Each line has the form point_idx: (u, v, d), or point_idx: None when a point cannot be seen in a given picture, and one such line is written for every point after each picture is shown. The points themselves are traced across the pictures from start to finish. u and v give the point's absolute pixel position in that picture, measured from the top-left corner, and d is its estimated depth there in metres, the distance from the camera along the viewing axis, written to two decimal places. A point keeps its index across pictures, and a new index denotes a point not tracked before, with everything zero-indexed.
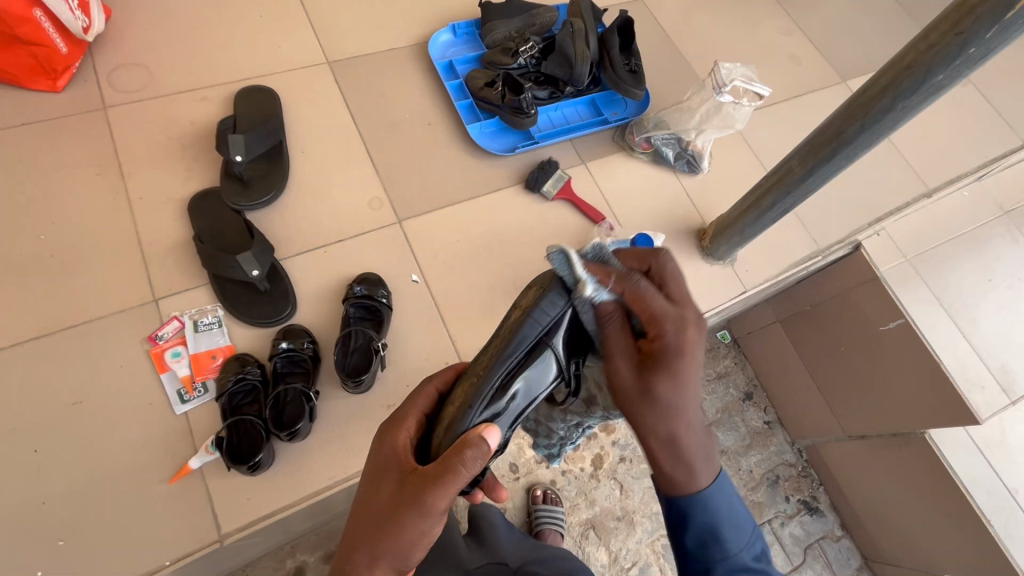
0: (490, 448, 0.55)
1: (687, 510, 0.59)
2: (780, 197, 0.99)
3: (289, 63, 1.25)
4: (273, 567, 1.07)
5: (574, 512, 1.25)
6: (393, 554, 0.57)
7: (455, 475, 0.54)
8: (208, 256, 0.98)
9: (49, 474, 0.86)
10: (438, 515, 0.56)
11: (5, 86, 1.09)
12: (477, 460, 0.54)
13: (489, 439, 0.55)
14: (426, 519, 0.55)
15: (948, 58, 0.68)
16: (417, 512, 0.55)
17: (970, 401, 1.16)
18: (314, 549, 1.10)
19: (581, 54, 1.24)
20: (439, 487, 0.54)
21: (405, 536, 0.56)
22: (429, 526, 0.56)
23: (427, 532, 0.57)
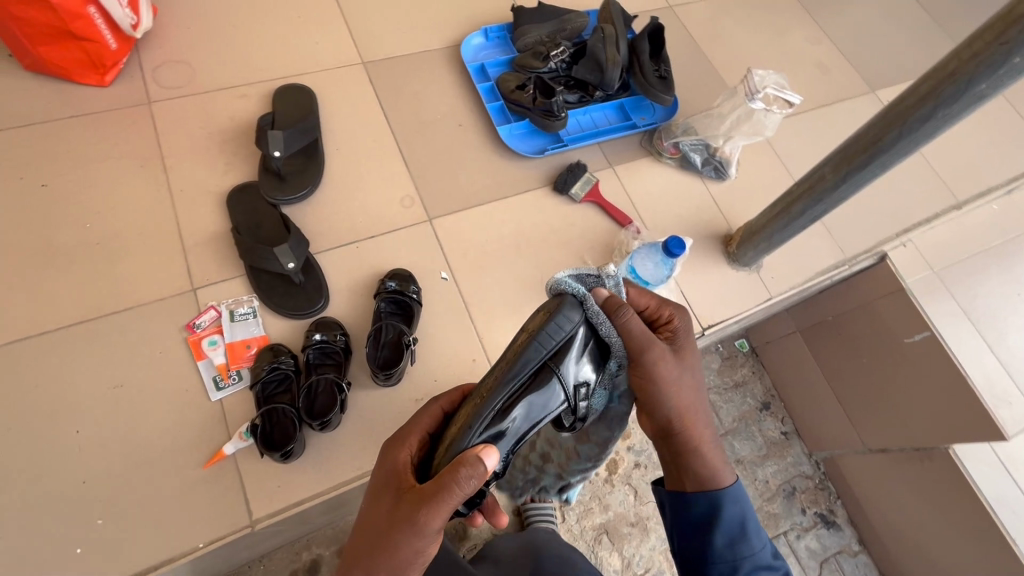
0: (485, 468, 0.56)
1: (719, 500, 0.69)
2: (811, 204, 1.00)
3: (326, 63, 1.28)
4: (290, 559, 1.09)
5: (587, 517, 1.25)
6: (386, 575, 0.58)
7: (448, 494, 0.55)
8: (246, 248, 1.01)
9: (88, 455, 0.88)
10: (432, 533, 0.57)
11: (56, 80, 1.13)
12: (472, 477, 0.55)
13: (487, 460, 0.56)
14: (419, 538, 0.57)
15: (991, 68, 0.68)
16: (410, 530, 0.56)
17: (996, 415, 1.16)
18: (329, 543, 1.11)
19: (612, 59, 1.25)
20: (432, 505, 0.56)
21: (400, 553, 0.57)
22: (423, 546, 0.57)
23: (421, 551, 0.58)
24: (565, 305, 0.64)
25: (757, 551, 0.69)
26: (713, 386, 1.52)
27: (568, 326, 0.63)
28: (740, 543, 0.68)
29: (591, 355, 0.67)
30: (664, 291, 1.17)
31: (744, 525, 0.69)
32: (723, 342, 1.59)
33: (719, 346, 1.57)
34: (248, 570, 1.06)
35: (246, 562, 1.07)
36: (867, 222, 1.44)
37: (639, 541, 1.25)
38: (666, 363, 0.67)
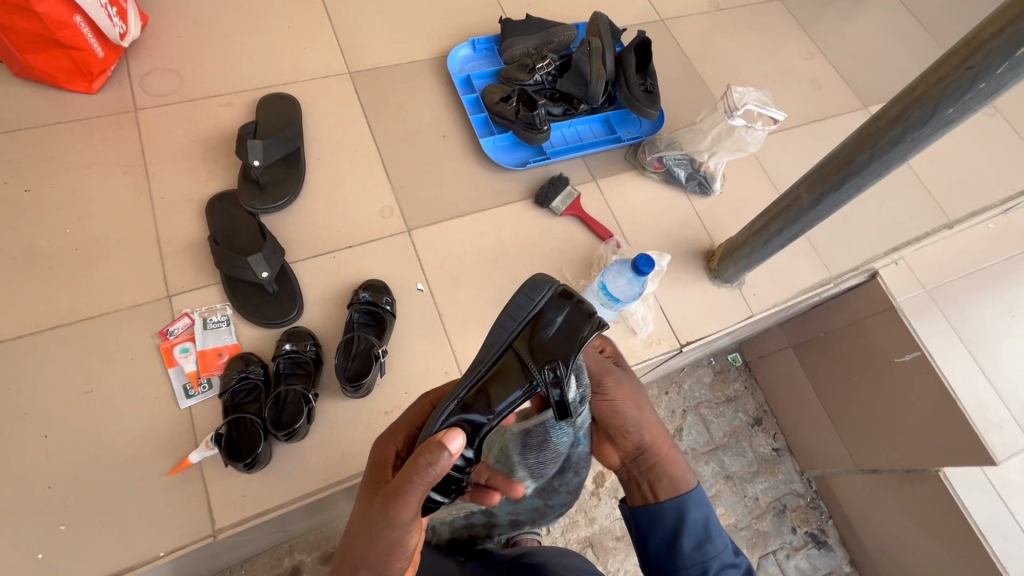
0: (448, 454, 0.55)
1: (683, 505, 0.69)
2: (788, 223, 0.99)
3: (312, 72, 1.29)
4: (270, 565, 1.08)
5: (572, 529, 1.23)
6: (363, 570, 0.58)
7: (413, 484, 0.56)
8: (219, 256, 1.01)
9: (56, 460, 0.89)
10: (404, 526, 0.57)
11: (45, 87, 1.15)
12: (431, 465, 0.55)
13: (450, 446, 0.56)
14: (390, 531, 0.57)
15: (958, 92, 0.67)
16: (382, 523, 0.57)
17: (987, 442, 1.12)
18: (312, 550, 1.11)
19: (597, 72, 1.25)
20: (397, 496, 0.56)
21: (376, 545, 0.58)
22: (395, 539, 0.57)
23: (398, 542, 0.58)
24: (523, 291, 0.67)
25: (721, 550, 0.67)
26: (705, 401, 1.50)
27: (530, 307, 0.66)
28: (707, 544, 0.68)
29: (561, 335, 0.65)
30: (641, 307, 1.16)
31: (708, 526, 0.69)
32: (714, 356, 1.58)
33: (710, 360, 1.56)
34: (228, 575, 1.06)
35: (228, 566, 1.07)
36: (856, 240, 1.42)
37: (624, 556, 1.24)
38: (625, 383, 0.76)
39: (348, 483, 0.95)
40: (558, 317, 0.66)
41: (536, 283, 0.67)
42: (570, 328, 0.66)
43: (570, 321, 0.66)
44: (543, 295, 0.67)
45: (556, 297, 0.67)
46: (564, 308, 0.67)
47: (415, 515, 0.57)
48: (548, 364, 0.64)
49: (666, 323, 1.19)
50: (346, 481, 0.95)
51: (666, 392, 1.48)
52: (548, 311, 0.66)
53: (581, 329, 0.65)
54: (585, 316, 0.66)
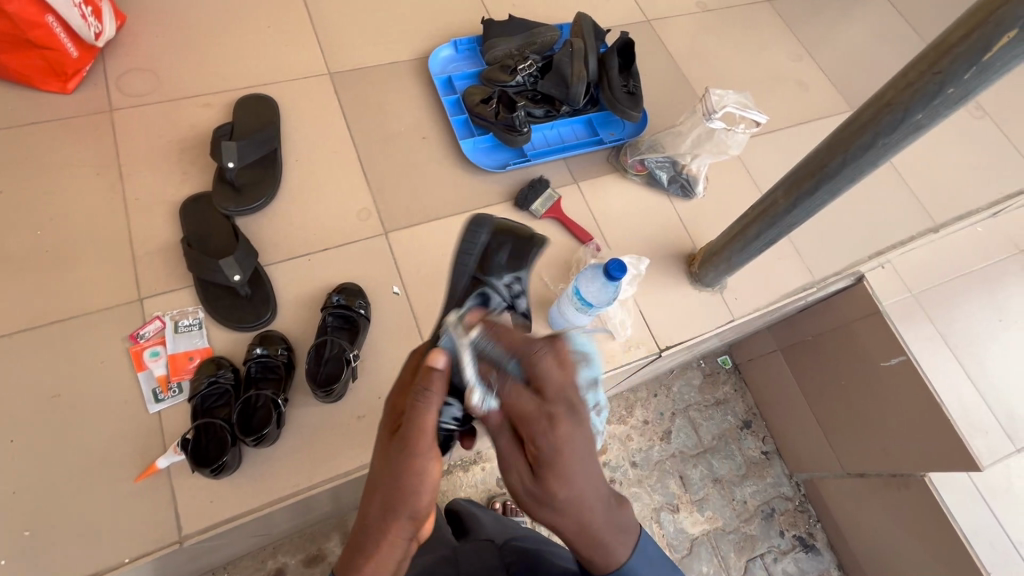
0: (439, 371, 0.55)
1: None
2: (765, 228, 0.98)
3: (291, 73, 1.28)
4: (253, 567, 1.07)
5: (558, 533, 1.22)
6: (397, 514, 0.56)
7: (422, 409, 0.55)
8: (192, 259, 1.00)
9: (22, 465, 0.88)
10: (425, 454, 0.55)
11: (19, 87, 1.14)
12: (430, 388, 0.55)
13: (436, 364, 0.56)
14: (413, 465, 0.55)
15: (927, 98, 0.67)
16: (401, 459, 0.55)
17: (971, 445, 1.12)
18: (296, 552, 1.09)
19: (578, 74, 1.24)
20: (412, 426, 0.55)
21: (399, 487, 0.55)
22: (418, 471, 0.55)
23: (422, 478, 0.56)
24: (467, 236, 0.84)
25: None
26: (693, 403, 1.48)
27: (478, 241, 0.83)
28: None
29: (513, 255, 0.84)
30: (619, 311, 1.16)
31: None
32: (704, 358, 1.56)
33: (699, 362, 1.55)
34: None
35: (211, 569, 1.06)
36: (841, 243, 1.41)
37: None
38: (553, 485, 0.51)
39: (318, 489, 0.94)
40: (505, 247, 0.84)
41: (478, 224, 0.85)
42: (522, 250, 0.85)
43: (518, 245, 0.85)
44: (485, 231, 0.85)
45: (497, 231, 0.86)
46: (508, 238, 0.85)
47: (433, 444, 0.56)
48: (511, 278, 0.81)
49: (645, 327, 1.18)
50: (318, 486, 0.94)
51: (654, 394, 1.46)
52: (498, 239, 0.85)
53: (529, 249, 0.85)
54: (529, 238, 0.87)
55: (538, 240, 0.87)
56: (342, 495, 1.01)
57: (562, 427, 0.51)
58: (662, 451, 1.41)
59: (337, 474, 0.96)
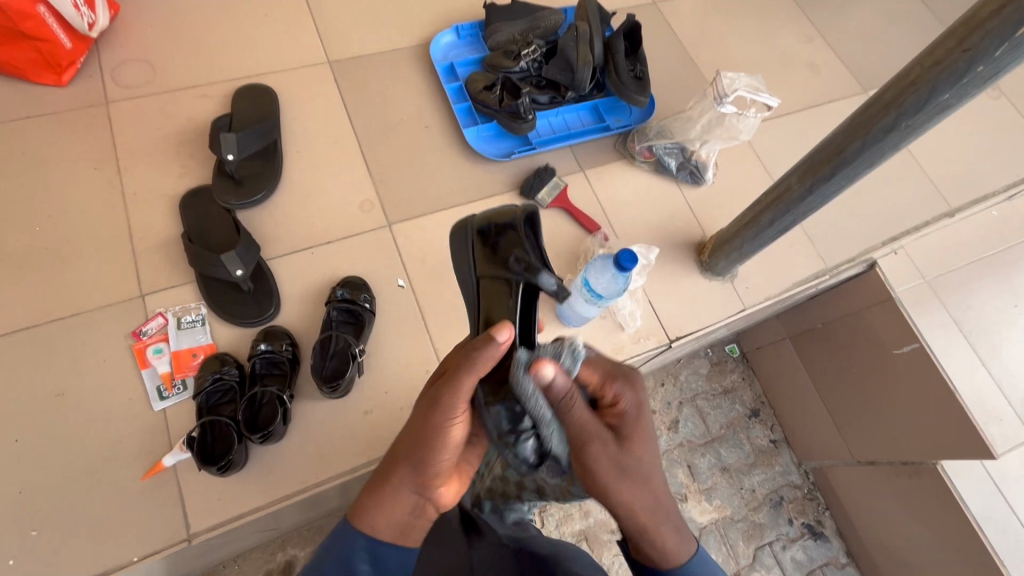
0: (499, 343, 0.61)
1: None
2: (778, 215, 0.95)
3: (290, 62, 1.25)
4: (263, 560, 1.06)
5: (567, 522, 1.21)
6: (417, 457, 0.61)
7: (467, 363, 0.61)
8: (193, 254, 0.98)
9: (28, 464, 0.87)
10: (459, 406, 0.61)
11: (14, 81, 1.12)
12: (483, 348, 0.61)
13: (500, 336, 0.62)
14: (445, 409, 0.61)
15: (954, 77, 0.64)
16: (435, 402, 0.61)
17: (986, 435, 1.09)
18: (305, 544, 1.09)
19: (584, 58, 1.20)
20: (453, 379, 0.61)
21: (428, 431, 0.61)
22: (450, 419, 0.61)
23: (449, 431, 0.62)
24: (455, 241, 0.84)
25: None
26: (701, 392, 1.47)
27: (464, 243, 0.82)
28: None
29: (502, 242, 0.79)
30: (628, 302, 1.14)
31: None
32: (712, 347, 1.55)
33: (708, 351, 1.53)
34: (221, 570, 1.04)
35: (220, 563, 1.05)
36: (854, 228, 1.38)
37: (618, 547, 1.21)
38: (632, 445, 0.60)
39: (326, 485, 0.93)
40: (494, 238, 0.80)
41: (461, 227, 0.83)
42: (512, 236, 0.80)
43: (504, 230, 0.80)
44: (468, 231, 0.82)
45: (477, 224, 0.82)
46: (494, 225, 0.81)
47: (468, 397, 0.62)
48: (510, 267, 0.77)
49: (655, 318, 1.16)
50: (325, 482, 0.93)
51: (662, 383, 1.45)
52: (482, 229, 0.81)
53: (513, 230, 0.80)
54: (506, 219, 0.81)
55: (516, 220, 0.80)
56: (351, 490, 1.00)
57: (633, 398, 0.63)
58: (669, 440, 1.39)
59: (344, 470, 0.95)
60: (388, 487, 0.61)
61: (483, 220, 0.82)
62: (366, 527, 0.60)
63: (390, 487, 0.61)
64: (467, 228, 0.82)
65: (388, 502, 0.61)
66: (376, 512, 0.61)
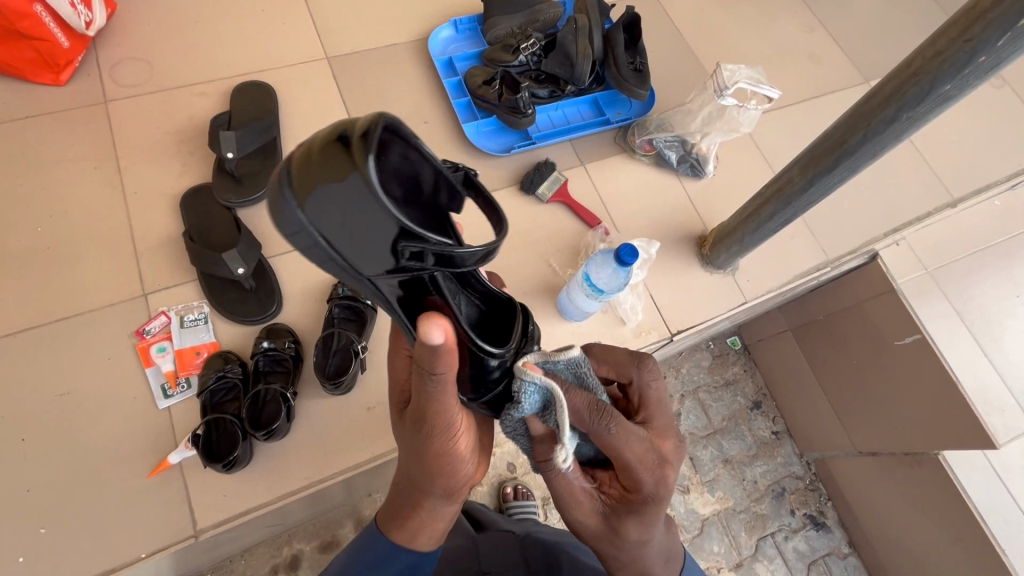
0: (437, 345, 0.52)
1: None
2: (780, 208, 0.95)
3: (288, 59, 1.25)
4: (270, 554, 1.07)
5: None
6: (432, 484, 0.66)
7: (432, 395, 0.57)
8: (194, 253, 0.98)
9: (35, 463, 0.88)
10: (449, 433, 0.61)
11: (13, 81, 1.12)
12: (436, 370, 0.54)
13: (432, 338, 0.51)
14: (436, 444, 0.61)
15: (956, 67, 0.64)
16: (423, 439, 0.61)
17: (987, 424, 1.10)
18: (311, 539, 1.10)
19: (583, 52, 1.20)
20: (428, 413, 0.59)
21: (434, 464, 0.63)
22: (447, 448, 0.62)
23: (449, 451, 0.63)
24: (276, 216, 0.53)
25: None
26: (703, 384, 1.47)
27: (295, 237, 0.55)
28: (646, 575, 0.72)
29: (358, 219, 0.53)
30: (630, 296, 1.14)
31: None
32: (713, 340, 1.55)
33: (709, 343, 1.53)
34: (229, 565, 1.05)
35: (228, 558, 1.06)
36: (856, 220, 1.37)
37: None
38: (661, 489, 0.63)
39: (331, 481, 0.94)
40: (341, 210, 0.53)
41: (278, 185, 0.52)
42: (367, 199, 0.52)
43: (345, 186, 0.52)
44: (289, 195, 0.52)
45: (302, 183, 0.52)
46: (335, 182, 0.52)
47: (454, 421, 0.61)
48: (390, 252, 0.55)
49: (657, 312, 1.16)
50: (330, 478, 0.94)
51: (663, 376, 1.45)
52: (322, 195, 0.52)
53: (367, 187, 0.52)
54: (346, 167, 0.52)
55: (363, 171, 0.52)
56: (356, 485, 1.01)
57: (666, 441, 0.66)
58: None
59: (348, 466, 0.95)
60: (418, 510, 0.68)
61: (311, 158, 0.53)
62: (411, 543, 0.70)
63: (421, 512, 0.68)
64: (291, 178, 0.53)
65: (425, 520, 0.69)
66: (418, 529, 0.69)
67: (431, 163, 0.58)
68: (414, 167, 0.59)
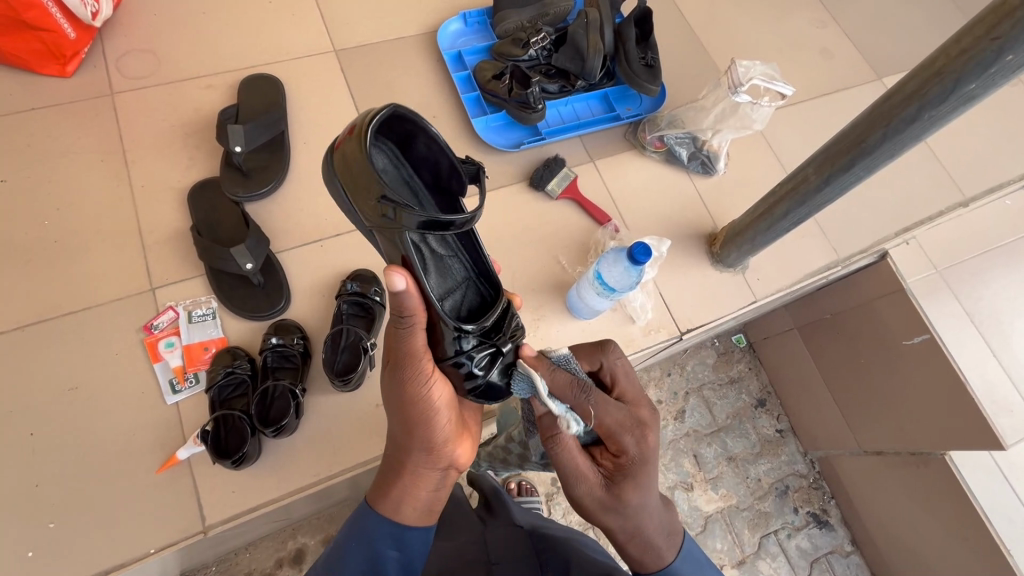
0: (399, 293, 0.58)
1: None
2: (793, 207, 0.94)
3: (295, 51, 1.24)
4: (274, 548, 1.07)
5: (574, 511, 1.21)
6: (414, 439, 0.65)
7: (403, 335, 0.62)
8: (203, 249, 0.97)
9: (43, 457, 0.88)
10: (424, 379, 0.63)
11: (19, 72, 1.11)
12: (399, 310, 0.60)
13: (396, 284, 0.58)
14: (407, 391, 0.63)
15: (981, 66, 0.63)
16: (399, 386, 0.63)
17: (994, 425, 1.08)
18: (316, 533, 1.10)
19: (594, 47, 1.18)
20: (404, 350, 0.63)
21: (412, 411, 0.64)
22: (420, 397, 0.63)
23: (425, 397, 0.64)
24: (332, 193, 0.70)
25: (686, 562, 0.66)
26: (707, 382, 1.47)
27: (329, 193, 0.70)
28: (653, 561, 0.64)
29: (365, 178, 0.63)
30: (639, 294, 1.13)
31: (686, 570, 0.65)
32: (719, 337, 1.54)
33: (714, 341, 1.52)
34: (234, 558, 1.05)
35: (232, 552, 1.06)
36: (866, 219, 1.36)
37: None
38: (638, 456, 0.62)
39: (338, 478, 0.94)
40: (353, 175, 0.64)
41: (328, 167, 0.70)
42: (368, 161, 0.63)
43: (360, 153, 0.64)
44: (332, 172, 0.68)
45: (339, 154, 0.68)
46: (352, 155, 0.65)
47: (427, 366, 0.63)
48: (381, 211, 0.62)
49: (665, 310, 1.16)
50: (338, 475, 0.94)
51: (668, 373, 1.45)
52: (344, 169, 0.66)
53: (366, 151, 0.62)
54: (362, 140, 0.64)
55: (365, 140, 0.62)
56: (362, 482, 1.01)
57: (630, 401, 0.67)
58: (675, 429, 1.39)
59: (356, 463, 0.95)
60: (403, 470, 0.66)
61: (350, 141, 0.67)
62: (389, 512, 0.65)
63: (406, 471, 0.66)
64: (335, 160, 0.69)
65: (411, 485, 0.66)
66: (399, 495, 0.66)
67: (446, 154, 0.68)
68: (431, 155, 0.69)
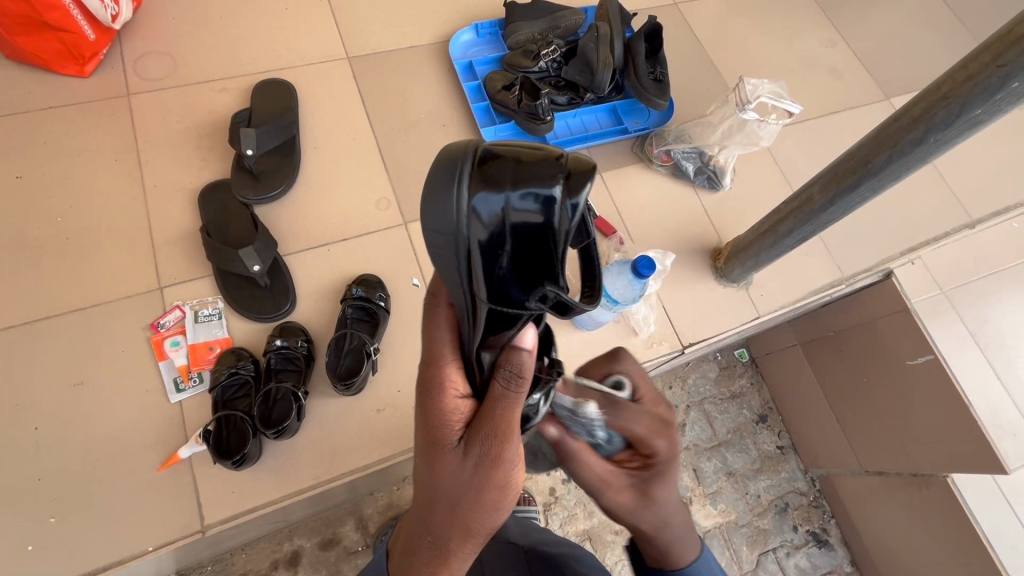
0: (528, 351, 0.52)
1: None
2: (798, 225, 0.94)
3: (309, 57, 1.25)
4: (270, 549, 1.07)
5: (571, 522, 1.20)
6: (472, 537, 0.52)
7: (510, 407, 0.50)
8: (212, 250, 0.99)
9: (46, 451, 0.89)
10: (512, 462, 0.50)
11: (38, 72, 1.13)
12: (520, 375, 0.51)
13: (524, 343, 0.52)
14: (495, 483, 0.50)
15: (987, 92, 0.63)
16: (485, 474, 0.50)
17: (999, 448, 1.08)
18: (312, 536, 1.09)
19: (604, 61, 1.20)
20: (500, 437, 0.50)
21: (489, 502, 0.50)
22: (506, 490, 0.51)
23: (508, 485, 0.51)
24: (434, 202, 0.46)
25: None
26: (708, 396, 1.46)
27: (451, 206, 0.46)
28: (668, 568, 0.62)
29: (513, 239, 0.48)
30: (642, 307, 1.13)
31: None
32: (721, 351, 1.53)
33: (716, 355, 1.51)
34: (230, 558, 1.05)
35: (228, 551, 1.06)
36: (871, 238, 1.36)
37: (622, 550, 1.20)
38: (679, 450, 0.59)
39: (337, 482, 0.94)
40: (499, 222, 0.47)
41: (452, 171, 0.46)
42: (527, 216, 0.47)
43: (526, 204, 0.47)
44: (464, 183, 0.46)
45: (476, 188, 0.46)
46: (504, 185, 0.46)
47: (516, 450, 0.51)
48: (504, 275, 0.49)
49: (668, 323, 1.16)
50: (338, 478, 0.94)
51: (669, 387, 1.44)
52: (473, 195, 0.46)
53: (534, 217, 0.47)
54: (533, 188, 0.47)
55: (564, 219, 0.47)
56: (359, 487, 1.01)
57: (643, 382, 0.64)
58: None
59: (357, 466, 0.95)
60: (446, 564, 0.53)
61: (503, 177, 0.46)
62: None
63: (450, 567, 0.53)
64: (478, 166, 0.46)
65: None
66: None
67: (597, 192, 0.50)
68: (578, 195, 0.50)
